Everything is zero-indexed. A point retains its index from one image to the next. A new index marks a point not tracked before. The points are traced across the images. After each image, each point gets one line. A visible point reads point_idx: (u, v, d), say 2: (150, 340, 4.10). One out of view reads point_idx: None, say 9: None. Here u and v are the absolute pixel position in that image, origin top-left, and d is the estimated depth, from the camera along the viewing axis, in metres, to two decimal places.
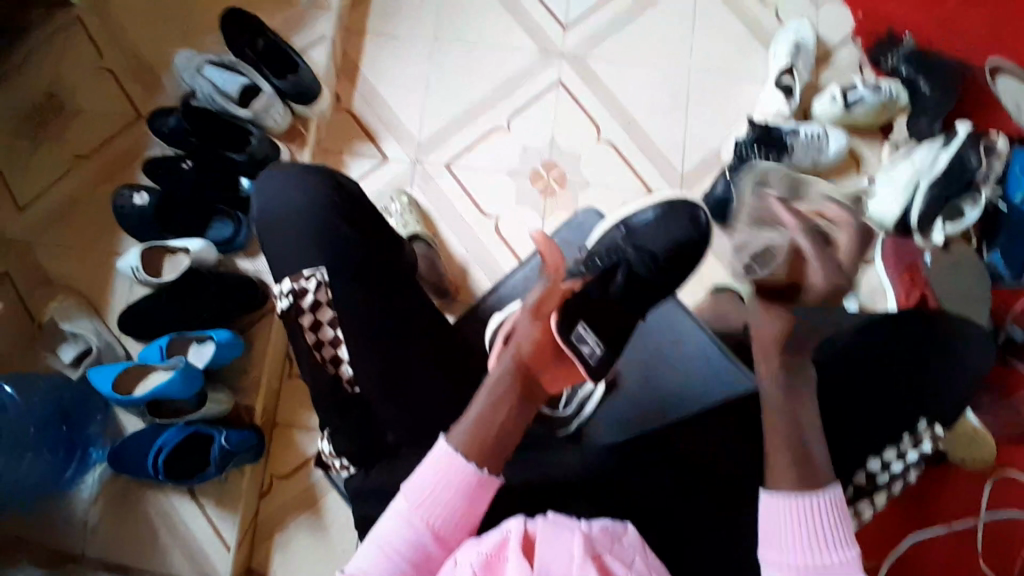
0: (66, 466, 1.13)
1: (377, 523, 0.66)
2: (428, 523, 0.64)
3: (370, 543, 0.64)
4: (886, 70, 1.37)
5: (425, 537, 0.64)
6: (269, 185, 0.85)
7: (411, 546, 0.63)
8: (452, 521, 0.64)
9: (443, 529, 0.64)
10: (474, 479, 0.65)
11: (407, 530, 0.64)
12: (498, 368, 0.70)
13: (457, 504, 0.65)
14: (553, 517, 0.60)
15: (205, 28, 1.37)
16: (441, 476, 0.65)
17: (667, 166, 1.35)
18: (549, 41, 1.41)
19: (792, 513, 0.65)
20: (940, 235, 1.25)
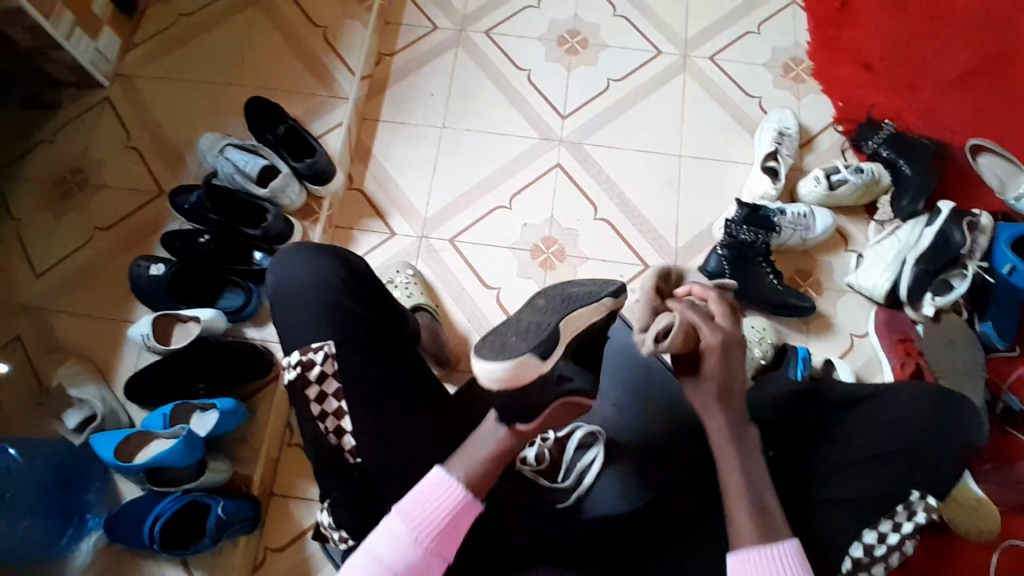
0: (62, 533, 1.10)
1: (370, 536, 0.70)
2: (418, 542, 0.68)
3: (361, 558, 0.68)
4: (868, 153, 1.45)
5: (413, 556, 0.68)
6: (282, 261, 0.89)
7: (401, 561, 0.67)
8: (440, 536, 0.69)
9: (431, 543, 0.69)
10: (463, 501, 0.71)
11: (399, 547, 0.68)
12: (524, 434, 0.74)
13: (447, 524, 0.70)
14: None
15: (230, 113, 1.48)
16: (434, 497, 0.70)
17: (662, 243, 1.41)
18: (549, 128, 1.51)
19: None
20: (931, 307, 1.29)
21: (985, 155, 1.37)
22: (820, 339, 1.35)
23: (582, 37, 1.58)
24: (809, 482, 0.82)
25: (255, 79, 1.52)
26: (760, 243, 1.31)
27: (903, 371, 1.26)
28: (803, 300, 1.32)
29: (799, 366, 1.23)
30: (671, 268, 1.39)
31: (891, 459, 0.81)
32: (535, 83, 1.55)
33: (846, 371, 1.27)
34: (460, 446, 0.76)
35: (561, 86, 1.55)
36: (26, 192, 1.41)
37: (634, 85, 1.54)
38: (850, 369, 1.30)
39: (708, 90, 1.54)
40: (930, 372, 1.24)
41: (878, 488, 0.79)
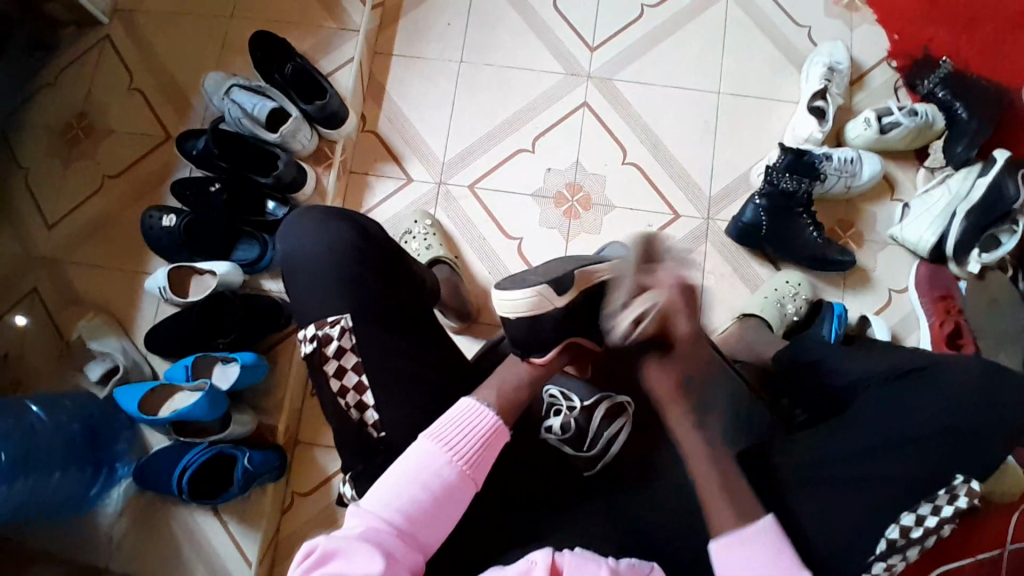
0: (92, 483, 1.14)
1: (402, 457, 0.72)
2: (451, 462, 0.71)
3: (396, 477, 0.70)
4: (922, 94, 1.33)
5: (447, 476, 0.71)
6: (295, 226, 0.85)
7: (435, 480, 0.70)
8: (473, 459, 0.73)
9: (464, 465, 0.72)
10: (493, 424, 0.75)
11: (433, 465, 0.71)
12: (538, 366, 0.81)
13: (478, 445, 0.73)
14: (579, 553, 0.70)
15: (234, 49, 1.38)
16: (464, 420, 0.74)
17: (695, 191, 1.33)
18: (576, 63, 1.39)
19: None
20: (976, 264, 1.21)
21: None
22: (855, 294, 1.29)
23: None
24: (844, 464, 0.78)
25: (259, 9, 1.41)
26: (802, 194, 1.22)
27: (940, 331, 1.20)
28: (844, 254, 1.25)
29: (833, 324, 1.15)
30: (703, 218, 1.32)
31: (932, 440, 0.77)
32: (562, 12, 1.41)
33: (882, 327, 1.21)
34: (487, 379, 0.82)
35: (590, 15, 1.41)
36: (30, 139, 1.36)
37: (670, 14, 1.40)
38: (886, 326, 1.24)
39: (753, 18, 1.40)
40: (968, 332, 1.19)
41: (917, 470, 0.76)
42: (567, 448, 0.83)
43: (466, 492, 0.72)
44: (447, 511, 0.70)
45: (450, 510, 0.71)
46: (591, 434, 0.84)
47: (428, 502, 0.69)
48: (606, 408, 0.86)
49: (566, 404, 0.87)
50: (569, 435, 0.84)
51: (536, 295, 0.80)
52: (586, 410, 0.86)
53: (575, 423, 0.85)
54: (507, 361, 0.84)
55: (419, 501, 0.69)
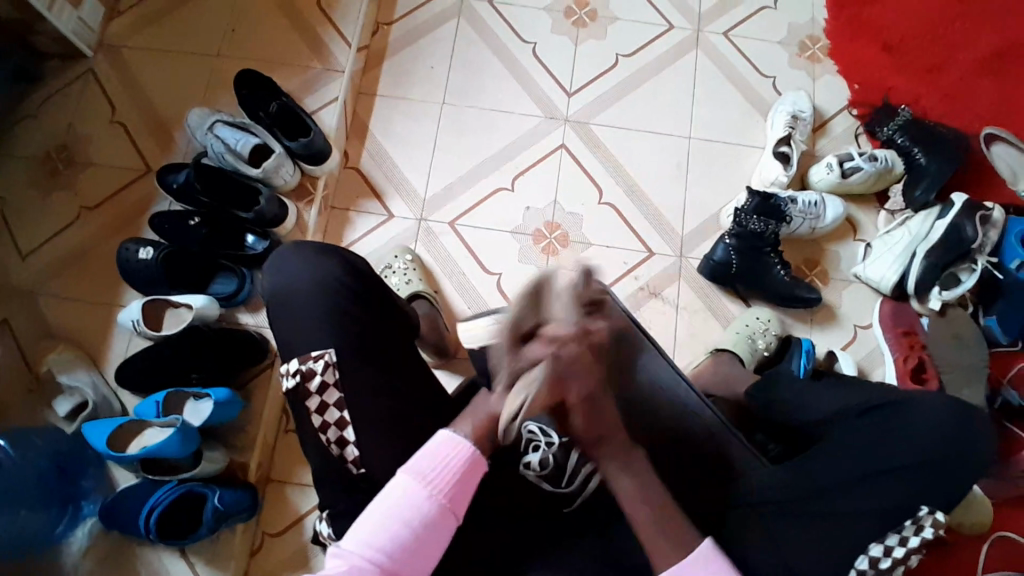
0: (57, 521, 1.09)
1: (381, 494, 0.72)
2: (430, 497, 0.71)
3: (375, 515, 0.70)
4: (882, 140, 1.40)
5: (427, 511, 0.71)
6: (281, 262, 0.86)
7: (416, 515, 0.70)
8: (452, 491, 0.73)
9: (444, 499, 0.72)
10: (470, 454, 0.75)
11: (412, 500, 0.71)
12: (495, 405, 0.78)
13: (456, 479, 0.73)
14: None
15: (219, 86, 1.41)
16: (440, 454, 0.74)
17: (668, 230, 1.37)
18: (554, 107, 1.45)
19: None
20: (937, 301, 1.27)
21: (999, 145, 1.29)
22: (823, 330, 1.33)
23: (590, 8, 1.50)
24: (817, 493, 0.80)
25: (247, 50, 1.44)
26: (769, 234, 1.28)
27: (905, 365, 1.24)
28: (811, 291, 1.30)
29: (802, 359, 1.20)
30: (676, 256, 1.36)
31: (897, 472, 0.79)
32: (541, 58, 1.48)
33: (849, 363, 1.25)
34: (463, 410, 0.82)
35: (568, 61, 1.48)
36: (7, 170, 1.35)
37: (643, 62, 1.48)
38: (853, 361, 1.28)
39: (721, 68, 1.48)
40: (932, 368, 1.24)
41: (884, 501, 0.78)
42: (545, 484, 0.84)
43: (447, 526, 0.72)
44: (430, 546, 0.70)
45: (431, 545, 0.70)
46: (572, 473, 0.84)
47: (408, 538, 0.69)
48: None
49: (545, 439, 0.84)
50: (547, 472, 0.84)
51: (495, 322, 0.91)
52: (564, 447, 0.84)
53: (553, 459, 0.84)
54: (477, 396, 0.82)
55: (401, 536, 0.69)
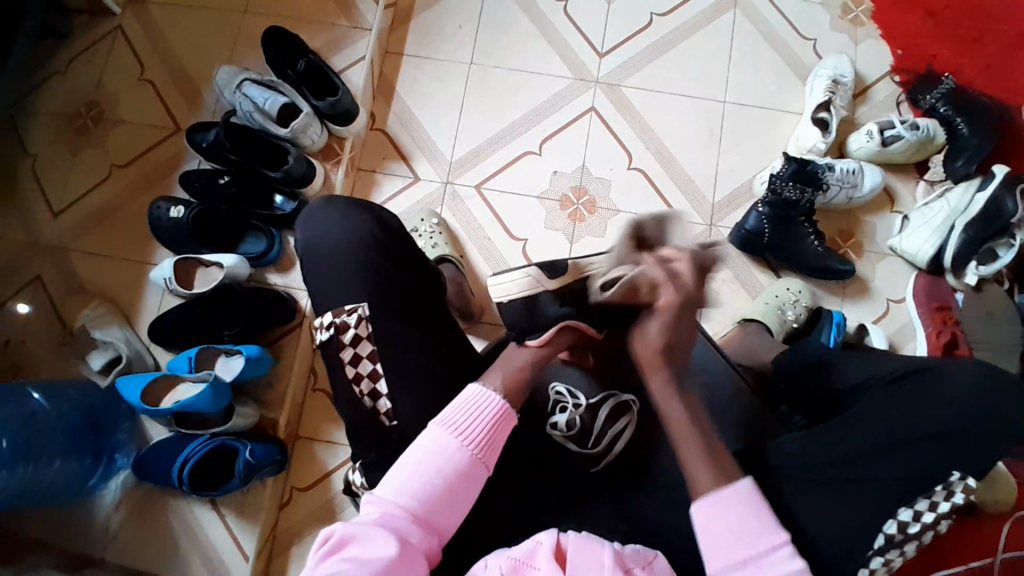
0: (91, 473, 1.13)
1: (415, 443, 0.73)
2: (463, 447, 0.72)
3: (410, 463, 0.71)
4: (925, 108, 1.35)
5: (459, 461, 0.72)
6: (313, 217, 0.86)
7: (447, 465, 0.71)
8: (484, 443, 0.74)
9: (475, 450, 0.73)
10: (500, 407, 0.76)
11: (445, 450, 0.72)
12: (520, 362, 0.81)
13: (486, 430, 0.74)
14: (585, 534, 0.69)
15: (246, 44, 1.39)
16: (473, 408, 0.75)
17: (699, 197, 1.35)
18: (584, 69, 1.41)
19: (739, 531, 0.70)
20: (973, 277, 1.23)
21: None
22: (855, 303, 1.30)
23: None
24: (847, 461, 0.80)
25: (272, 7, 1.42)
26: (805, 203, 1.24)
27: (938, 340, 1.22)
28: (844, 264, 1.27)
29: (831, 332, 1.18)
30: (706, 224, 1.34)
31: (931, 438, 0.79)
32: (572, 18, 1.43)
33: (879, 336, 1.23)
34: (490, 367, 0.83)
35: (600, 21, 1.43)
36: (39, 127, 1.36)
37: (679, 22, 1.43)
38: (884, 335, 1.26)
39: (759, 30, 1.42)
40: (966, 344, 1.21)
41: (918, 467, 0.77)
42: (570, 443, 0.83)
43: (478, 476, 0.73)
44: (462, 494, 0.71)
45: (464, 495, 0.71)
46: (598, 432, 0.84)
47: (441, 487, 0.70)
48: (611, 406, 0.85)
49: (572, 401, 0.85)
50: (573, 432, 0.84)
51: (530, 277, 0.83)
52: (591, 408, 0.84)
53: (580, 420, 0.84)
54: (505, 351, 0.84)
55: (433, 485, 0.70)
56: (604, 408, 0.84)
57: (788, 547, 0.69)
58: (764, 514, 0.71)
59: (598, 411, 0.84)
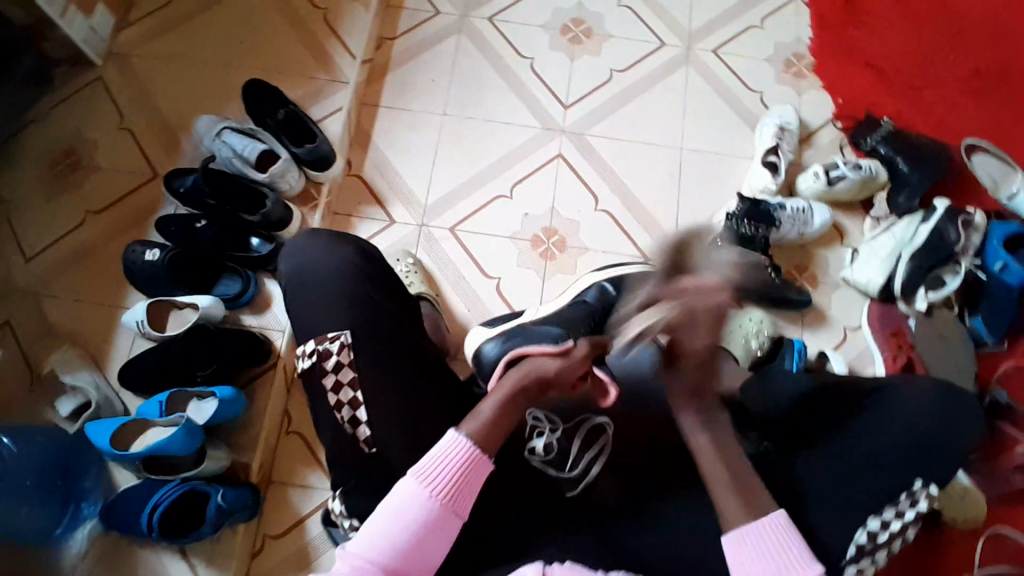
0: (56, 523, 1.08)
1: (388, 496, 0.74)
2: (433, 500, 0.73)
3: (381, 518, 0.71)
4: (866, 150, 1.46)
5: (430, 514, 0.72)
6: (296, 250, 0.89)
7: (418, 517, 0.71)
8: (455, 492, 0.74)
9: (446, 500, 0.73)
10: (471, 457, 0.76)
11: (415, 503, 0.72)
12: (505, 383, 0.82)
13: (458, 479, 0.74)
14: (570, 564, 0.71)
15: (227, 96, 1.44)
16: (442, 456, 0.75)
17: (663, 234, 1.42)
18: (551, 118, 1.50)
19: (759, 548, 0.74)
20: (923, 302, 1.30)
21: (979, 154, 1.35)
22: (814, 331, 1.37)
23: (586, 26, 1.57)
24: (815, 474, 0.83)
25: (253, 62, 1.48)
26: (761, 239, 1.32)
27: (894, 364, 1.28)
28: (802, 293, 1.34)
29: (795, 358, 1.23)
30: None
31: (895, 451, 0.83)
32: (538, 72, 1.53)
33: (839, 362, 1.29)
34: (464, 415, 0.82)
35: (564, 75, 1.53)
36: (16, 174, 1.37)
37: (637, 76, 1.54)
38: (844, 361, 1.32)
39: (710, 82, 1.54)
40: (921, 366, 1.26)
41: (882, 480, 0.81)
42: (550, 468, 0.87)
43: (449, 524, 0.73)
44: (433, 544, 0.72)
45: (433, 549, 0.72)
46: (576, 456, 0.88)
47: (410, 542, 0.71)
48: (585, 434, 0.89)
49: (548, 426, 0.89)
50: (552, 457, 0.87)
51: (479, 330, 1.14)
52: (567, 434, 0.88)
53: (557, 445, 0.88)
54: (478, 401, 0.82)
55: (403, 536, 0.71)
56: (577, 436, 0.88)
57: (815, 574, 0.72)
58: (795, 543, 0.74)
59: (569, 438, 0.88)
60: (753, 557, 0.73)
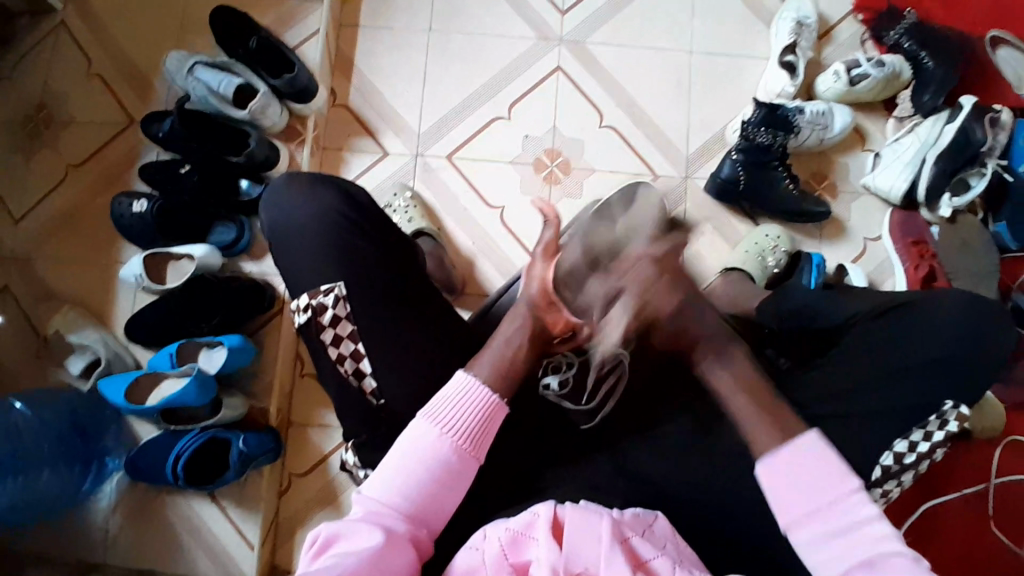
0: (82, 479, 1.11)
1: (401, 439, 0.72)
2: (451, 445, 0.71)
3: (395, 461, 0.70)
4: (889, 45, 1.33)
5: (449, 460, 0.71)
6: (277, 196, 0.83)
7: (437, 462, 0.70)
8: (473, 436, 0.73)
9: (464, 445, 0.72)
10: (489, 400, 0.74)
11: (431, 445, 0.71)
12: (513, 318, 0.81)
13: (476, 424, 0.73)
14: (583, 504, 0.67)
15: (195, 28, 1.33)
16: (459, 399, 0.74)
17: (672, 150, 1.34)
18: (547, 28, 1.38)
19: (791, 470, 0.68)
20: (947, 208, 1.24)
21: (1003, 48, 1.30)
22: (832, 245, 1.31)
23: None
24: (833, 398, 0.82)
25: None
26: (777, 148, 1.24)
27: (916, 274, 1.23)
28: (820, 206, 1.27)
29: (812, 273, 1.18)
30: (681, 177, 1.33)
31: (921, 370, 0.82)
32: None
33: (858, 275, 1.24)
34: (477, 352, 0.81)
35: None
36: None
37: None
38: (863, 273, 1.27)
39: None
40: (942, 276, 1.22)
41: (907, 400, 0.80)
42: (565, 402, 0.86)
43: (468, 469, 0.72)
44: (452, 489, 0.71)
45: (451, 492, 0.71)
46: (593, 389, 0.87)
47: (427, 485, 0.70)
48: (603, 366, 0.86)
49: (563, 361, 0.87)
50: (567, 391, 0.87)
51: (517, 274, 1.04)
52: (583, 367, 0.87)
53: (572, 379, 0.86)
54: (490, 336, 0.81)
55: (422, 481, 0.70)
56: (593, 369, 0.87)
57: (861, 493, 0.66)
58: (835, 463, 0.68)
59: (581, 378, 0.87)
60: (788, 476, 0.68)
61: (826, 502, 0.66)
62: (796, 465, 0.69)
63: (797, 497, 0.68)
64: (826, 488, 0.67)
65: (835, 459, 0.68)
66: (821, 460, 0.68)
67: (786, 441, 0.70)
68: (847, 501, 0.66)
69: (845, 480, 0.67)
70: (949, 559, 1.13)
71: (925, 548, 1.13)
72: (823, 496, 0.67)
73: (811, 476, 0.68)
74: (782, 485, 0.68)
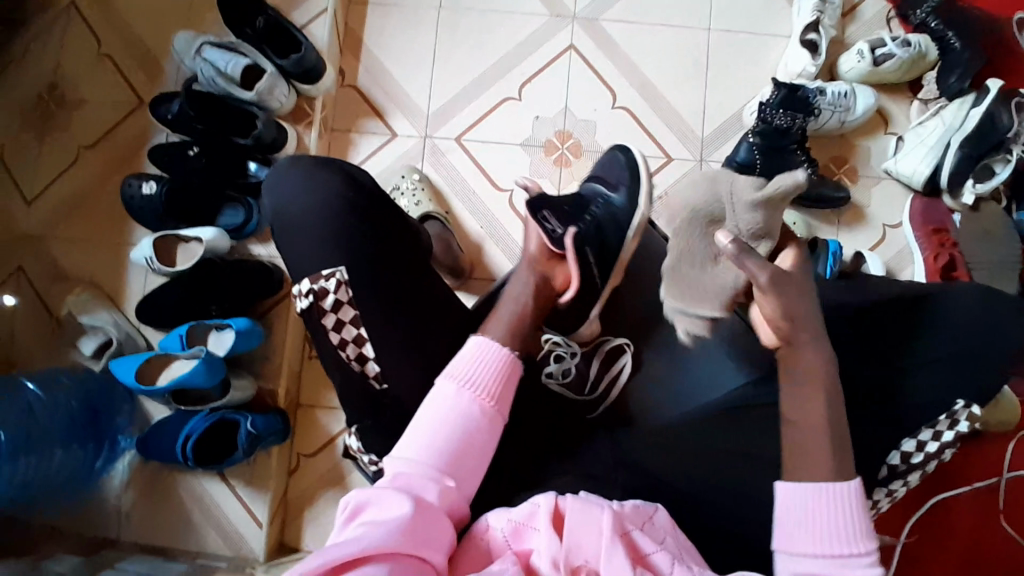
0: (96, 457, 1.14)
1: (423, 407, 0.71)
2: (475, 401, 0.71)
3: (419, 427, 0.69)
4: (915, 24, 1.25)
5: (474, 415, 0.70)
6: (280, 181, 0.82)
7: (463, 418, 0.70)
8: (494, 393, 0.73)
9: (487, 401, 0.72)
10: (506, 356, 0.75)
11: (455, 407, 0.70)
12: (519, 284, 0.84)
13: (496, 381, 0.73)
14: (584, 495, 0.66)
15: (202, 6, 1.31)
16: (477, 356, 0.74)
17: (687, 132, 1.30)
18: (561, 5, 1.34)
19: (813, 507, 0.65)
20: (970, 196, 1.19)
21: None
22: (851, 231, 1.28)
23: None
24: (844, 394, 0.80)
25: None
26: (796, 130, 1.17)
27: (935, 264, 1.19)
28: (838, 191, 1.24)
29: (828, 262, 1.13)
30: (696, 160, 1.29)
31: (932, 366, 0.80)
32: None
33: (876, 263, 1.21)
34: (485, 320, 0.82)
35: None
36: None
37: None
38: (881, 262, 1.24)
39: None
40: (963, 266, 1.18)
41: (920, 397, 0.79)
42: (569, 392, 0.89)
43: (493, 427, 0.72)
44: (480, 446, 0.70)
45: (479, 450, 0.70)
46: (597, 379, 0.91)
47: (455, 442, 0.69)
48: (602, 354, 0.93)
49: (566, 351, 0.92)
50: (569, 380, 0.91)
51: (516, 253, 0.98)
52: (585, 358, 0.92)
53: (575, 369, 0.91)
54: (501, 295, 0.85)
55: (450, 438, 0.68)
56: (593, 360, 0.92)
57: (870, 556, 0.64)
58: (857, 520, 0.65)
59: (582, 375, 0.91)
60: (803, 510, 0.66)
61: (833, 562, 0.63)
62: (819, 503, 0.66)
63: (802, 538, 0.65)
64: (842, 538, 0.64)
65: (861, 516, 0.65)
66: (847, 510, 0.65)
67: (821, 483, 0.66)
68: (856, 559, 0.63)
69: (862, 538, 0.64)
70: (955, 552, 1.12)
71: (930, 541, 1.13)
72: (833, 546, 0.64)
73: (831, 521, 0.65)
74: (792, 517, 0.66)
